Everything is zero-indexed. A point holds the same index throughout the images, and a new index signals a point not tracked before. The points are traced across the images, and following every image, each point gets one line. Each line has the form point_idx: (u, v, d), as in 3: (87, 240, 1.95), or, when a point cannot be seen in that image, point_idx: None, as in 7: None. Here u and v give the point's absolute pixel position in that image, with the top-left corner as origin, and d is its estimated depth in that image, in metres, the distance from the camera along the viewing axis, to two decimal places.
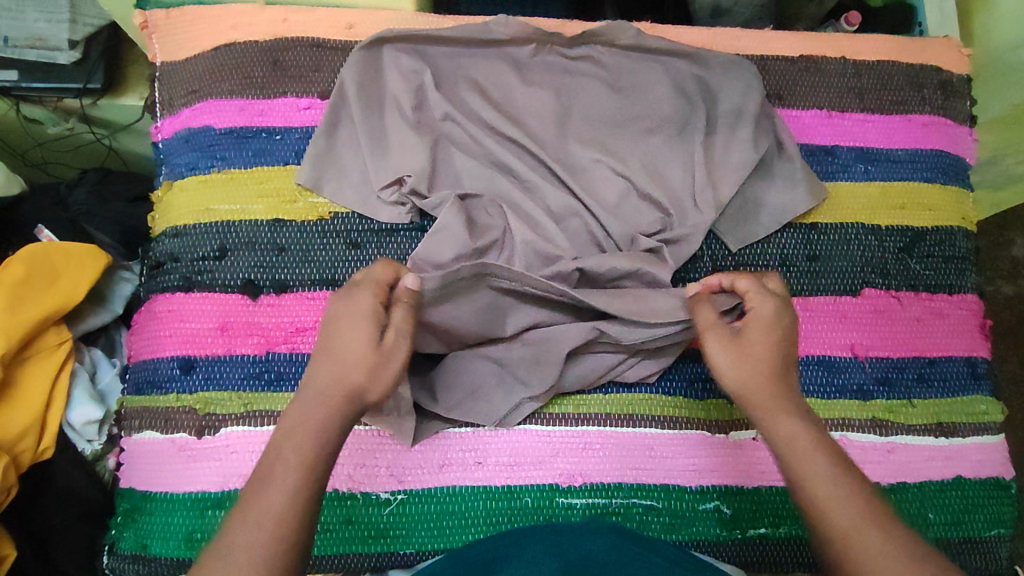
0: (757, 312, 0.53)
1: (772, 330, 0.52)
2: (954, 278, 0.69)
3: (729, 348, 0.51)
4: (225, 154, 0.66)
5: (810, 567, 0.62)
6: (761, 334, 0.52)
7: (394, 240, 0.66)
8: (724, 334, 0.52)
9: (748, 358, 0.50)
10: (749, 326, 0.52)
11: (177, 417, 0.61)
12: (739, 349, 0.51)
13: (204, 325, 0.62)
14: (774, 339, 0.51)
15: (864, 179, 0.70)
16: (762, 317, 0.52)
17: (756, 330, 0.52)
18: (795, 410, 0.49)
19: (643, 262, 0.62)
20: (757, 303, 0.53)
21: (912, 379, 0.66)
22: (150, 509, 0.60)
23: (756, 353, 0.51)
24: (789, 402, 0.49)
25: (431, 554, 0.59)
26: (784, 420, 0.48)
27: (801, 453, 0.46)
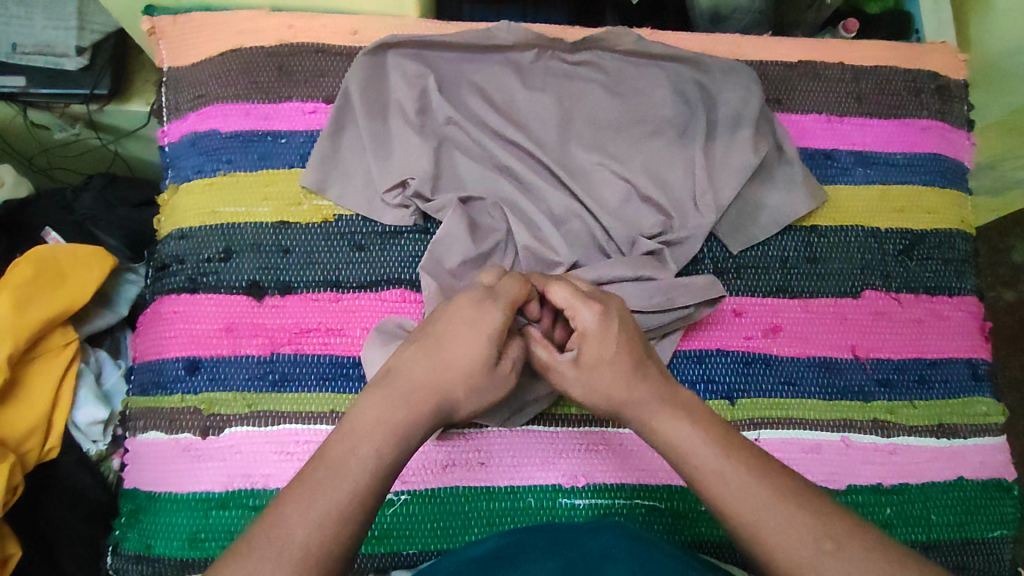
0: (586, 326, 0.50)
1: (605, 343, 0.49)
2: (953, 280, 0.69)
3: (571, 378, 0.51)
4: (230, 157, 0.67)
5: None
6: (597, 348, 0.49)
7: (397, 242, 0.66)
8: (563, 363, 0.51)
9: (593, 385, 0.49)
10: (585, 346, 0.50)
11: (183, 418, 0.61)
12: (581, 372, 0.50)
13: (209, 326, 0.63)
14: (612, 348, 0.49)
15: (863, 182, 0.71)
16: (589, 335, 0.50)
17: (592, 348, 0.50)
18: (669, 402, 0.47)
19: (650, 269, 0.63)
20: (582, 318, 0.51)
21: (913, 380, 0.66)
22: (154, 509, 0.60)
23: (597, 370, 0.49)
24: (651, 400, 0.47)
25: (434, 554, 0.59)
26: (664, 415, 0.46)
27: (685, 445, 0.45)
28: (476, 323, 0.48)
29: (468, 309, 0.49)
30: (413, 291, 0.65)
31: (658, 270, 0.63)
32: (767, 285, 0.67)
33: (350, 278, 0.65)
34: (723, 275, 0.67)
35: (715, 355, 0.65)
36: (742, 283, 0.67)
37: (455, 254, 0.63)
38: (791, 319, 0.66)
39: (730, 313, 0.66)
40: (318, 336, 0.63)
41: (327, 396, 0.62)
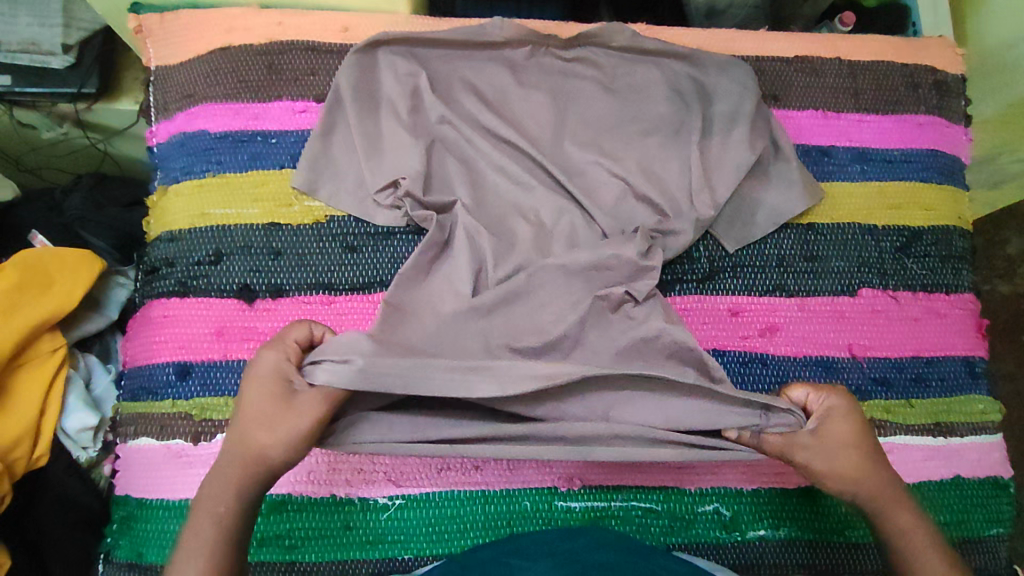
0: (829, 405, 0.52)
1: (848, 426, 0.51)
2: (950, 277, 0.69)
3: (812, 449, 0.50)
4: (220, 158, 0.66)
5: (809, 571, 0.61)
6: (838, 432, 0.51)
7: (390, 243, 0.65)
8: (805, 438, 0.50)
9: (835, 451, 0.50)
10: (828, 423, 0.51)
11: (173, 423, 0.60)
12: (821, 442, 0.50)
13: (199, 331, 0.62)
14: (852, 434, 0.51)
15: (860, 178, 0.70)
16: (840, 415, 0.51)
17: (837, 427, 0.51)
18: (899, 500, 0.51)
19: (619, 248, 0.62)
20: (829, 402, 0.52)
21: (911, 378, 0.66)
22: (145, 516, 0.59)
23: (840, 447, 0.51)
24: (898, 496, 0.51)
25: (429, 560, 0.59)
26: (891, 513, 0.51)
27: (916, 545, 0.50)
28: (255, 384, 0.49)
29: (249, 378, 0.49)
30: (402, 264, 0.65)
31: (634, 249, 0.62)
32: (764, 284, 0.66)
33: (342, 280, 0.64)
34: (720, 273, 0.66)
35: (729, 358, 0.64)
36: (739, 282, 0.66)
37: (427, 249, 0.62)
38: (789, 319, 0.66)
39: (727, 312, 0.66)
40: None
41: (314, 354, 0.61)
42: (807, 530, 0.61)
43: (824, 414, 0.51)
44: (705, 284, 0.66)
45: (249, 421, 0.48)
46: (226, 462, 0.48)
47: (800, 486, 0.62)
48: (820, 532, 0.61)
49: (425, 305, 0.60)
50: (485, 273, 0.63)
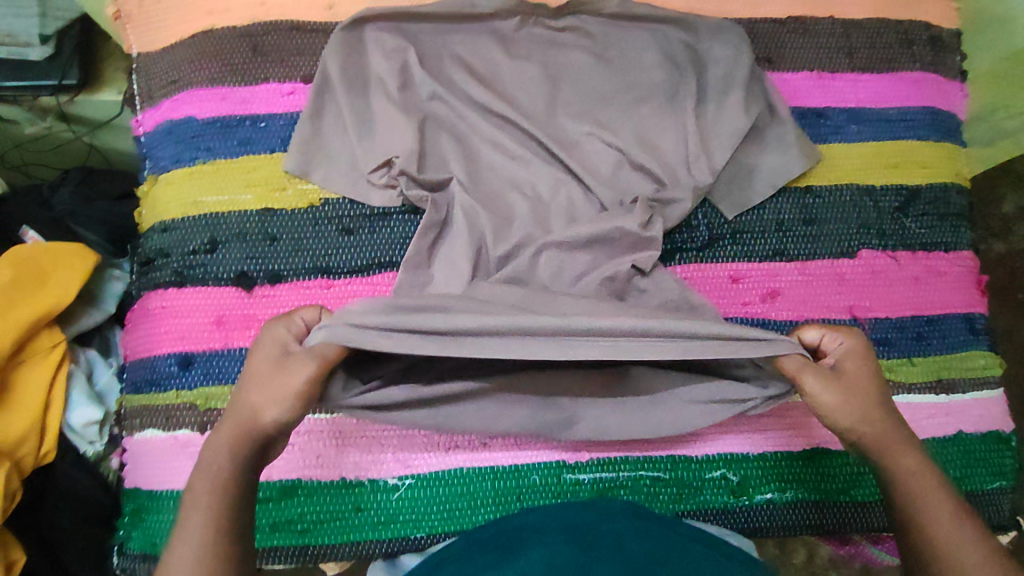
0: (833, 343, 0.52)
1: (864, 365, 0.52)
2: (950, 235, 0.68)
3: (830, 382, 0.50)
4: (209, 144, 0.65)
5: (817, 530, 0.62)
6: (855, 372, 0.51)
7: (387, 223, 0.64)
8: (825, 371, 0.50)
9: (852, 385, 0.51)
10: (842, 361, 0.52)
11: (178, 414, 0.60)
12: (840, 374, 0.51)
13: (199, 320, 0.61)
14: (860, 373, 0.51)
15: (856, 139, 0.70)
16: (856, 353, 0.52)
17: (854, 366, 0.51)
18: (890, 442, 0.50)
19: (617, 220, 0.61)
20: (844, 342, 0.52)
21: (912, 337, 0.65)
22: (156, 507, 0.59)
23: (857, 381, 0.51)
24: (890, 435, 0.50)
25: (441, 537, 0.59)
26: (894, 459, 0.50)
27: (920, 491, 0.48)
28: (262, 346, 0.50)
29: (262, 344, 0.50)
30: (401, 246, 0.64)
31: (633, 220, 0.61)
32: (764, 249, 0.66)
33: (340, 264, 0.63)
34: (719, 241, 0.66)
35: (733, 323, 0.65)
36: (738, 248, 0.66)
37: (426, 234, 0.63)
38: (789, 283, 0.66)
39: (727, 279, 0.66)
40: None
41: None
42: (816, 492, 0.62)
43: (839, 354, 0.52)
44: (705, 252, 0.66)
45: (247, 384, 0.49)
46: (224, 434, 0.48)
47: (805, 448, 0.62)
48: (826, 493, 0.62)
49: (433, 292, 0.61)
50: (486, 253, 0.62)
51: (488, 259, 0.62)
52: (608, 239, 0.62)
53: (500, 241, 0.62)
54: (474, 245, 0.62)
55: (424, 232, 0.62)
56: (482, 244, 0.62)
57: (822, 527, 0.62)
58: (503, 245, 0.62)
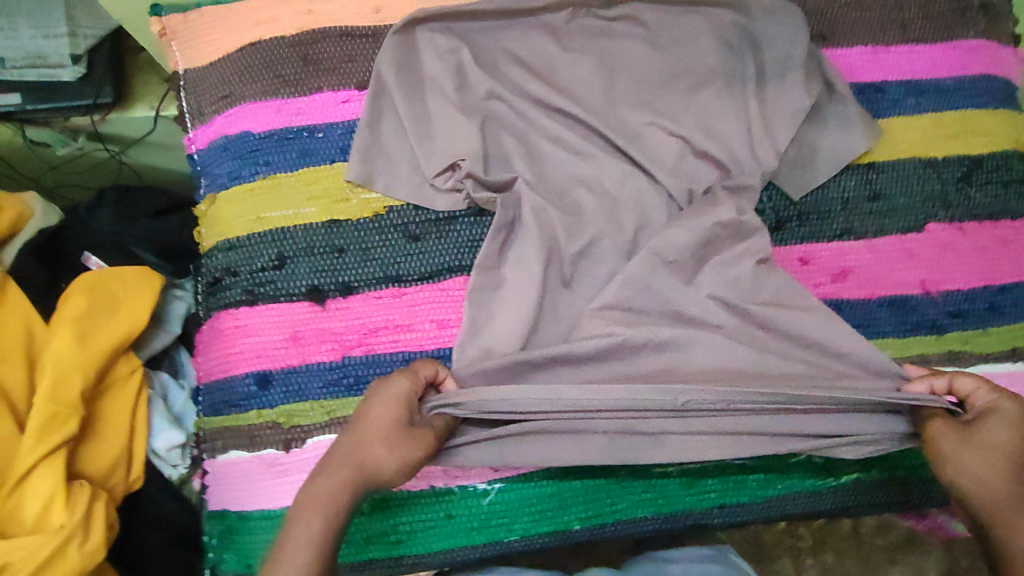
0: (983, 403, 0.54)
1: (1012, 430, 0.52)
2: (1015, 202, 0.68)
3: (958, 439, 0.53)
4: (268, 159, 0.65)
5: (899, 505, 0.64)
6: (1005, 430, 0.52)
7: (453, 227, 0.64)
8: (955, 428, 0.54)
9: (988, 447, 0.52)
10: (988, 422, 0.53)
11: (261, 434, 0.60)
12: (972, 436, 0.53)
13: (274, 338, 0.61)
14: (1004, 436, 0.52)
15: (916, 112, 0.69)
16: (1005, 417, 0.53)
17: (1001, 430, 0.52)
18: None
19: (708, 218, 0.61)
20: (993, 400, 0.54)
21: (985, 308, 0.65)
22: (247, 529, 0.59)
23: (998, 445, 0.52)
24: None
25: (535, 538, 0.60)
26: None
27: None
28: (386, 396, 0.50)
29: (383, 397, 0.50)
30: (473, 249, 0.64)
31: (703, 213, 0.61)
32: (831, 229, 0.66)
33: (410, 271, 0.63)
34: (786, 223, 0.66)
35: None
36: (805, 230, 0.66)
37: (496, 236, 0.62)
38: (859, 262, 0.66)
39: (797, 261, 0.65)
40: (387, 334, 0.61)
41: None
42: (903, 468, 0.63)
43: (985, 413, 0.54)
44: (773, 235, 0.66)
45: (364, 438, 0.48)
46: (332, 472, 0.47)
47: None
48: (911, 469, 0.63)
49: (506, 293, 0.61)
50: (558, 251, 0.62)
51: (560, 258, 0.62)
52: (711, 240, 0.61)
53: (574, 239, 0.62)
54: (546, 244, 0.61)
55: (495, 235, 0.62)
56: (556, 244, 0.62)
57: (905, 503, 0.64)
58: (577, 243, 0.62)
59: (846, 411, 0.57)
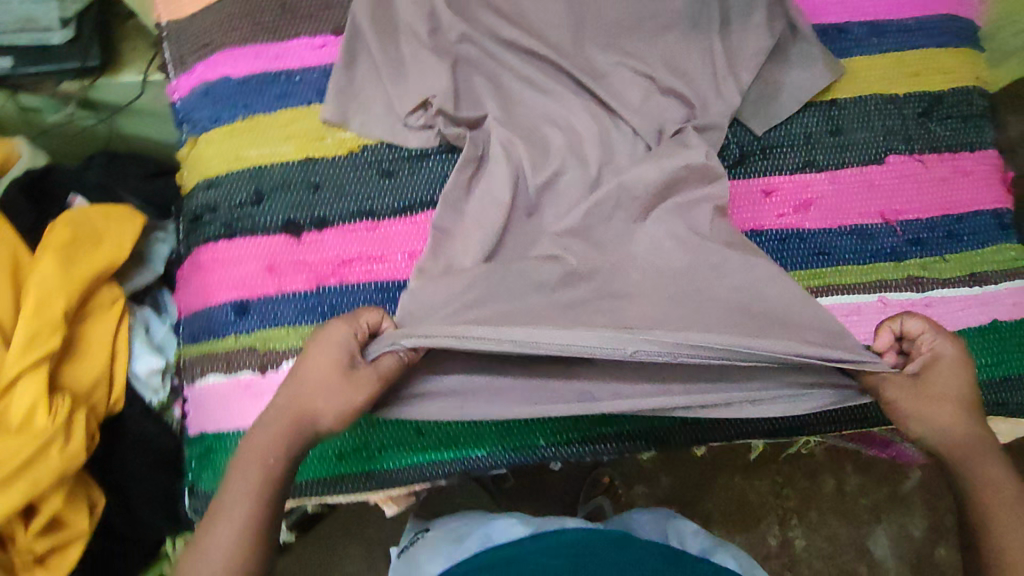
0: (933, 349, 0.55)
1: (956, 372, 0.55)
2: (974, 135, 0.70)
3: (911, 391, 0.54)
4: (247, 102, 0.67)
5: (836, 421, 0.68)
6: (949, 376, 0.55)
7: (425, 164, 0.66)
8: (907, 380, 0.55)
9: (939, 395, 0.54)
10: (935, 370, 0.55)
11: (239, 357, 0.62)
12: (924, 387, 0.55)
13: (252, 268, 0.63)
14: (952, 382, 0.55)
15: (878, 51, 0.71)
16: (948, 362, 0.55)
17: (946, 373, 0.55)
18: (985, 448, 0.54)
19: (682, 158, 0.64)
20: (938, 344, 0.56)
21: (942, 236, 0.67)
22: (223, 447, 0.61)
23: (944, 388, 0.55)
24: (974, 440, 0.54)
25: (499, 456, 0.62)
26: (987, 461, 0.54)
27: (993, 495, 0.53)
28: (322, 342, 0.52)
29: (325, 345, 0.52)
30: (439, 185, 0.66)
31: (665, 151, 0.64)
32: (794, 162, 0.68)
33: (384, 206, 0.65)
34: (750, 157, 0.68)
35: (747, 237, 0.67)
36: (769, 163, 0.68)
37: (465, 169, 0.64)
38: (820, 193, 0.67)
39: (760, 193, 0.67)
40: (360, 264, 0.64)
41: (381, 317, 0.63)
42: None
43: (931, 359, 0.55)
44: (737, 169, 0.68)
45: (307, 388, 0.52)
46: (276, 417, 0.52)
47: None
48: None
49: (471, 223, 0.62)
50: (525, 182, 0.64)
51: (527, 190, 0.64)
52: (679, 180, 0.64)
53: (543, 172, 0.64)
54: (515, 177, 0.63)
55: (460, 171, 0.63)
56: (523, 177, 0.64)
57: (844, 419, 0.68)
58: (546, 176, 0.64)
59: (808, 372, 0.57)
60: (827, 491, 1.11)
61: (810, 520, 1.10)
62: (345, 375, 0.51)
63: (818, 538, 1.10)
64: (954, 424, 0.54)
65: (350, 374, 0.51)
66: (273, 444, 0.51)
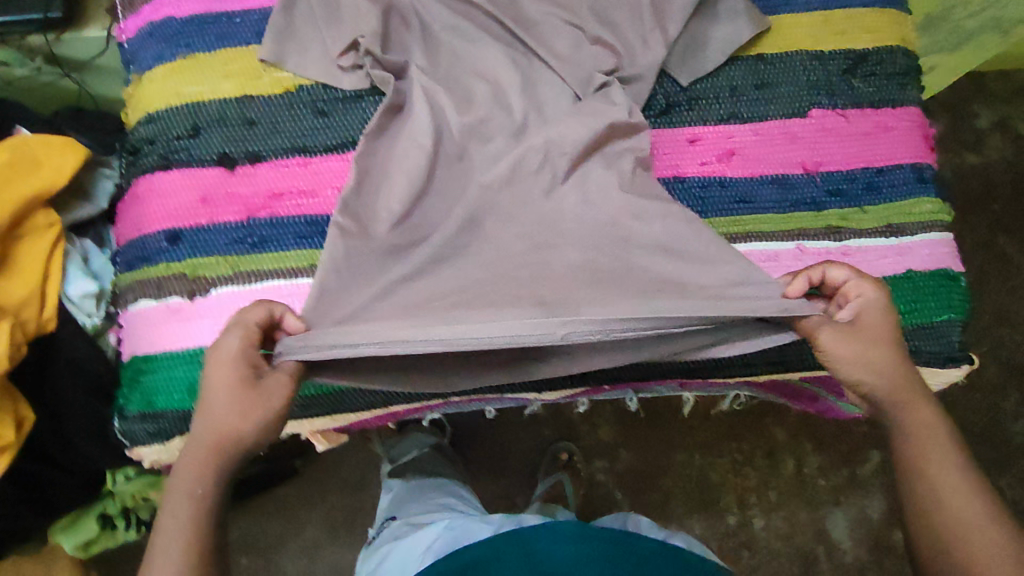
0: (863, 296, 0.55)
1: (883, 315, 0.55)
2: (896, 93, 0.72)
3: (844, 337, 0.54)
4: (188, 41, 0.69)
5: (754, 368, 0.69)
6: (879, 320, 0.55)
7: (358, 106, 0.68)
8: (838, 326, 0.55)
9: (869, 340, 0.55)
10: (862, 314, 0.55)
11: (169, 282, 0.64)
12: (857, 331, 0.55)
13: (186, 199, 0.65)
14: (882, 326, 0.55)
15: (805, 9, 0.72)
16: (875, 304, 0.55)
17: (873, 317, 0.55)
18: (916, 391, 0.56)
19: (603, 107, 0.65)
20: (863, 289, 0.56)
21: (863, 187, 0.69)
22: (152, 369, 0.64)
23: (875, 332, 0.55)
24: (906, 382, 0.55)
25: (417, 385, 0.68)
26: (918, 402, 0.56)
27: (928, 435, 0.55)
28: (219, 357, 0.53)
29: (221, 361, 0.53)
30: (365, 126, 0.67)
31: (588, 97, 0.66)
32: (719, 113, 0.70)
33: (316, 143, 0.67)
34: (676, 107, 0.70)
35: (671, 182, 0.68)
36: (695, 114, 0.70)
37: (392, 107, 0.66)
38: (744, 143, 0.69)
39: (685, 141, 0.69)
40: (290, 197, 0.66)
41: (309, 250, 0.65)
42: None
43: (859, 305, 0.55)
44: (663, 118, 0.69)
45: (218, 407, 0.52)
46: (198, 448, 0.53)
47: None
48: None
49: (395, 159, 0.64)
50: (452, 124, 0.65)
51: (451, 132, 0.65)
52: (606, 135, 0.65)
53: (471, 116, 0.65)
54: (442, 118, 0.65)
55: (386, 109, 0.64)
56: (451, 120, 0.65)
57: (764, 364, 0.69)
58: (472, 120, 0.65)
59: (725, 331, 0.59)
60: (785, 472, 1.12)
61: (768, 501, 1.11)
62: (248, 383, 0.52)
63: (777, 518, 1.11)
64: (886, 369, 0.55)
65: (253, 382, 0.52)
66: (197, 474, 0.52)
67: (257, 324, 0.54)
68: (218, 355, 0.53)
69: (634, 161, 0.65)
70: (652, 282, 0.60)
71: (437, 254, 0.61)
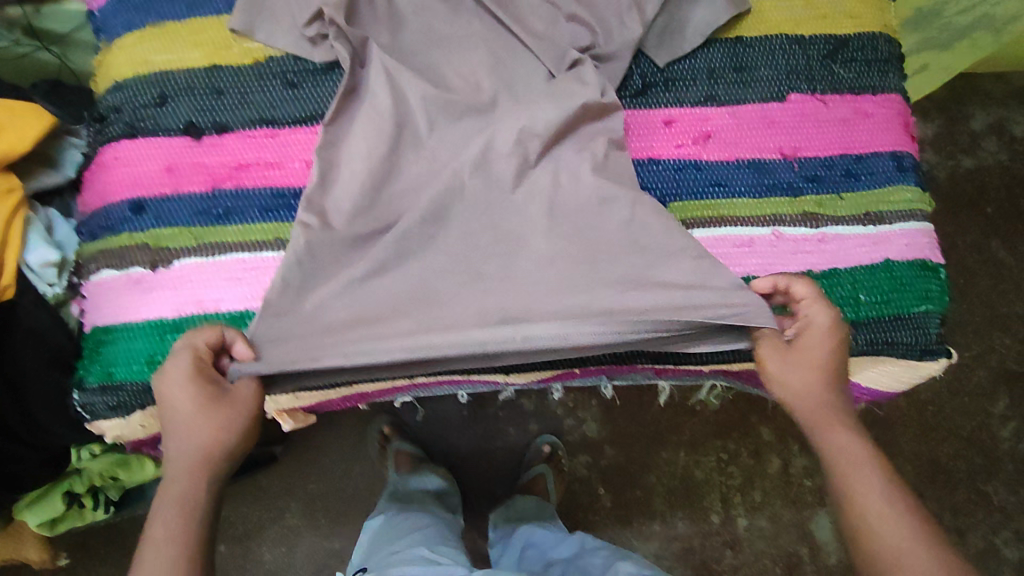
0: (811, 319, 0.58)
1: (825, 338, 0.57)
2: (877, 80, 0.70)
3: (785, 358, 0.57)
4: (159, 9, 0.68)
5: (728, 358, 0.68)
6: (822, 342, 0.57)
7: (328, 79, 0.67)
8: (781, 345, 0.58)
9: (807, 364, 0.57)
10: (803, 335, 0.57)
11: (132, 253, 0.63)
12: (799, 354, 0.57)
13: (152, 169, 0.64)
14: (819, 349, 0.57)
15: None
16: (819, 327, 0.57)
17: (813, 340, 0.57)
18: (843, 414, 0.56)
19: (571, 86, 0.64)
20: (813, 310, 0.58)
21: (841, 174, 0.68)
22: (112, 339, 0.63)
23: (812, 357, 0.57)
24: (838, 407, 0.57)
25: None
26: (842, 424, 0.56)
27: (855, 457, 0.54)
28: (173, 381, 0.54)
29: (178, 383, 0.54)
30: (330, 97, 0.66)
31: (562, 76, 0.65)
32: (695, 95, 0.69)
33: (285, 115, 0.66)
34: (652, 88, 0.69)
35: (646, 165, 0.67)
36: (671, 95, 0.68)
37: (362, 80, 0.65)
38: (720, 126, 0.68)
39: (659, 123, 0.68)
40: (257, 168, 0.65)
41: (275, 224, 0.64)
42: None
43: (803, 327, 0.58)
44: (639, 99, 0.68)
45: (187, 428, 0.54)
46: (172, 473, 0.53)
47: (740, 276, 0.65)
48: None
49: (363, 136, 0.63)
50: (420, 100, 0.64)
51: (418, 107, 0.64)
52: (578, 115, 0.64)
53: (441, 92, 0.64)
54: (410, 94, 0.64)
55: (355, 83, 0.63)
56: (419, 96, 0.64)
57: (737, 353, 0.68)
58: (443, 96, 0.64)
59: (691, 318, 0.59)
60: (771, 472, 1.10)
61: (752, 501, 1.09)
62: (213, 399, 0.55)
63: (761, 518, 1.09)
64: (819, 395, 0.56)
65: (216, 398, 0.55)
66: (175, 493, 0.52)
67: (207, 346, 0.56)
68: (173, 378, 0.54)
69: (606, 143, 0.64)
70: (618, 278, 0.61)
71: (397, 245, 0.61)
